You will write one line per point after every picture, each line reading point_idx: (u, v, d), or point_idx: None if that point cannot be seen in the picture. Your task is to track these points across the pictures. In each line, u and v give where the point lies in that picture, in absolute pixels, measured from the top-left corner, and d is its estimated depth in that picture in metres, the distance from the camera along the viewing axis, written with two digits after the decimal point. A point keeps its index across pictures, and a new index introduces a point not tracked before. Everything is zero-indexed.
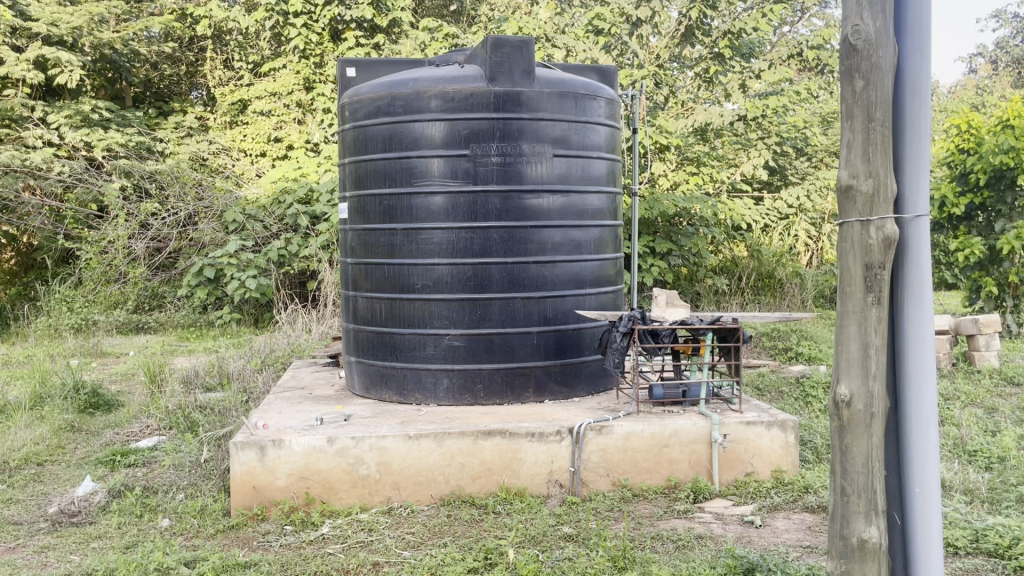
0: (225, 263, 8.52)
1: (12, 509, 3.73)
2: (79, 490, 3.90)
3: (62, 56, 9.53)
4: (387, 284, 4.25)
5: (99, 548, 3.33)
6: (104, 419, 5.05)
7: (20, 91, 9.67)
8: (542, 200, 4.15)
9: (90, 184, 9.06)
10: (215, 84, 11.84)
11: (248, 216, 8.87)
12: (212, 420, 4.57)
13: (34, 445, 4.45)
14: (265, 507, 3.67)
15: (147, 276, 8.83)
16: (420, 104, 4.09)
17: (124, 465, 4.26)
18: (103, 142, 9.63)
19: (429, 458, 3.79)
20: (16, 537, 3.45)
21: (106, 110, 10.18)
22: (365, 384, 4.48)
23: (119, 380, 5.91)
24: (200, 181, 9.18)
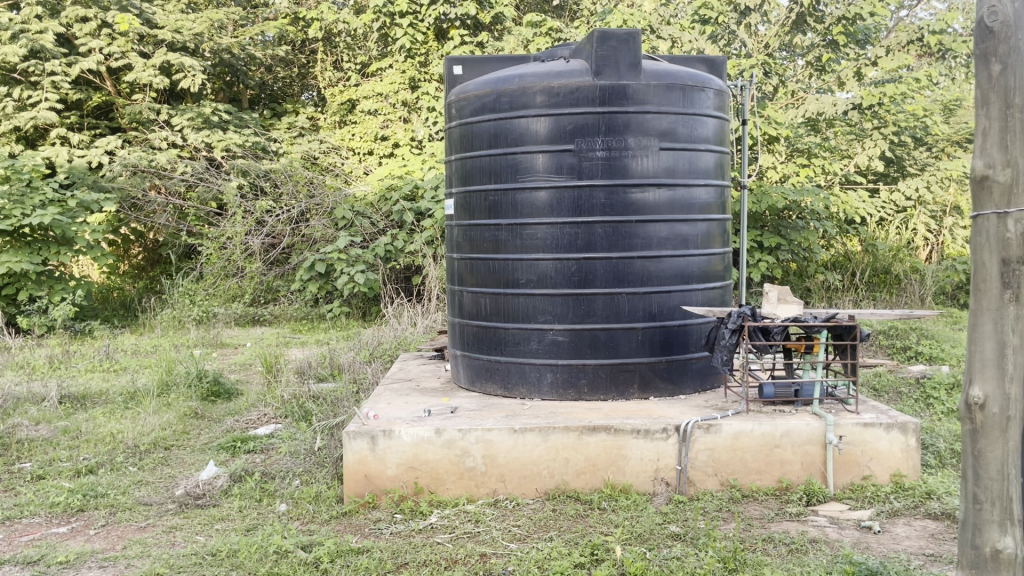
0: (335, 258, 8.81)
1: (143, 490, 3.97)
2: (204, 474, 4.10)
3: (185, 62, 10.03)
4: (492, 279, 4.29)
5: (223, 530, 3.50)
6: (225, 406, 5.27)
7: (148, 95, 10.28)
8: (648, 195, 4.09)
9: (210, 183, 9.52)
10: (326, 84, 12.27)
11: (356, 212, 9.14)
12: (325, 410, 4.72)
13: (161, 430, 4.72)
14: (376, 495, 3.77)
15: (263, 270, 9.18)
16: (525, 99, 4.10)
17: (243, 451, 4.45)
18: (222, 142, 10.07)
19: (534, 452, 3.80)
20: (147, 517, 3.67)
21: (225, 112, 10.68)
22: (470, 377, 4.54)
23: (238, 370, 6.19)
24: (312, 179, 9.50)
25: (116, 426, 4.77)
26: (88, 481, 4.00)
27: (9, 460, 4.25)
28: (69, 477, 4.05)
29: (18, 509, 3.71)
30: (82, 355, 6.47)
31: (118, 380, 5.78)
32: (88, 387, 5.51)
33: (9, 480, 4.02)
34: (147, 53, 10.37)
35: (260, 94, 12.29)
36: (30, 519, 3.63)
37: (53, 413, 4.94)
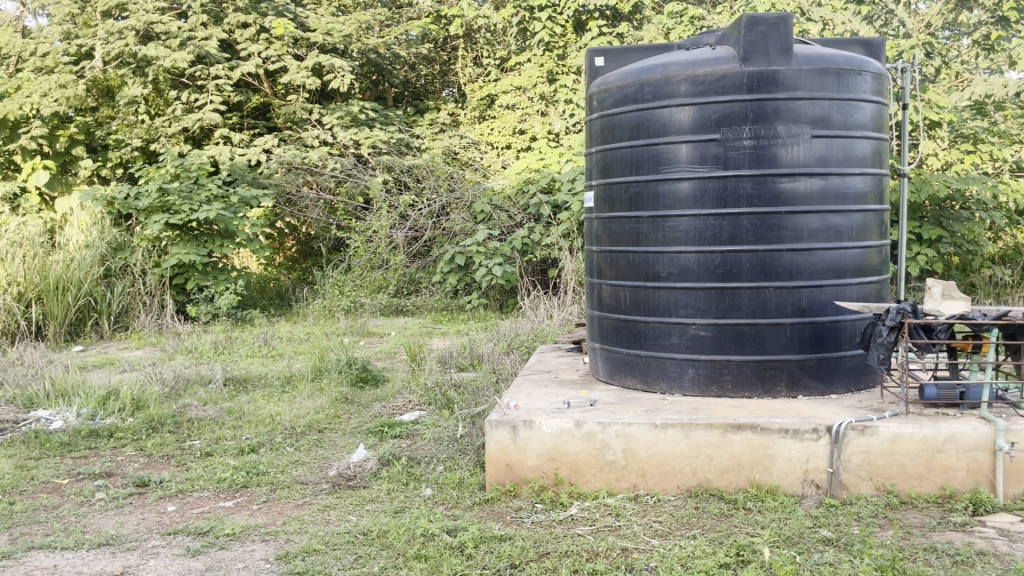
0: (474, 250, 9.00)
1: (300, 470, 4.19)
2: (354, 457, 4.29)
3: (335, 63, 10.48)
4: (632, 272, 4.23)
5: (373, 511, 3.66)
6: (373, 392, 5.47)
7: (301, 96, 10.85)
8: (798, 184, 3.93)
9: (358, 178, 9.93)
10: (466, 80, 12.55)
11: (495, 206, 9.36)
12: (467, 399, 4.83)
13: (316, 414, 4.97)
14: (517, 484, 3.82)
15: (406, 263, 9.42)
16: (669, 89, 4.02)
17: (391, 436, 4.62)
18: (369, 140, 10.43)
19: (676, 448, 3.73)
20: (304, 495, 3.88)
21: (372, 111, 11.11)
22: (609, 370, 4.51)
23: (384, 358, 6.43)
24: (452, 174, 9.76)
25: (274, 408, 5.06)
26: (251, 459, 4.28)
27: (182, 437, 4.60)
28: (234, 455, 4.34)
29: (190, 483, 4.00)
30: (243, 341, 6.90)
31: (276, 365, 6.14)
32: (249, 371, 5.88)
33: (181, 456, 4.35)
34: (300, 56, 10.95)
35: (403, 92, 12.66)
36: (200, 493, 3.90)
37: (219, 395, 5.30)
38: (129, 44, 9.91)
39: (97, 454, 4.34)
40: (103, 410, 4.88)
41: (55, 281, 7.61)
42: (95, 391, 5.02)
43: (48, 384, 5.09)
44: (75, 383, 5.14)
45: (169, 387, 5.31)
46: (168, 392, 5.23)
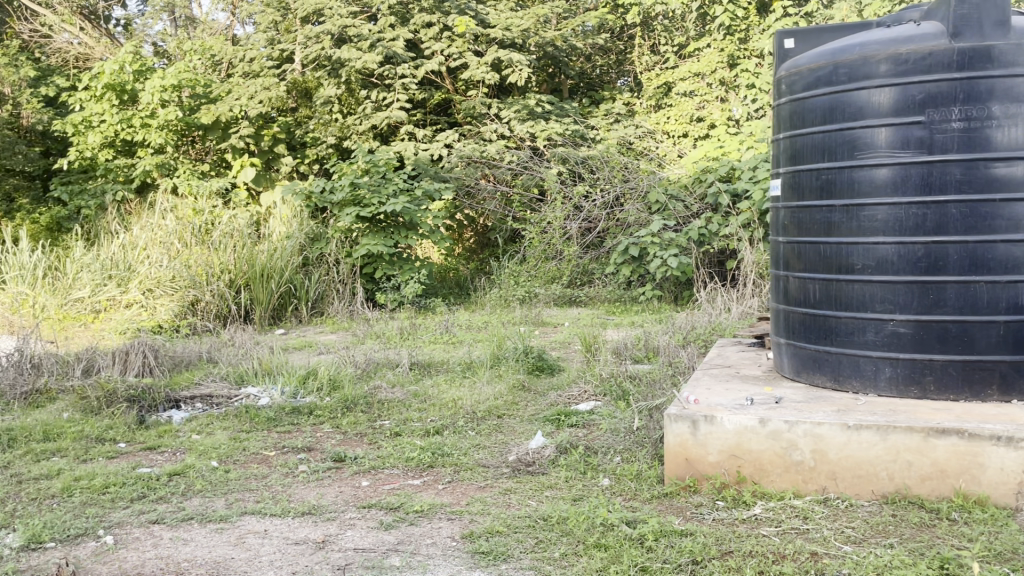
0: (649, 241, 8.89)
1: (481, 453, 4.34)
2: (533, 443, 4.37)
3: (514, 57, 10.71)
4: (823, 264, 4.02)
5: (552, 497, 3.72)
6: (549, 381, 5.55)
7: (481, 90, 11.18)
8: (1017, 169, 3.59)
9: (534, 171, 10.16)
10: (643, 69, 12.46)
11: (670, 196, 9.25)
12: (644, 391, 4.79)
13: (495, 400, 5.12)
14: (697, 479, 3.74)
15: (580, 253, 9.44)
16: (867, 70, 3.78)
17: (567, 425, 4.67)
18: (545, 132, 10.59)
19: (870, 451, 3.51)
20: (486, 478, 4.01)
21: (548, 103, 11.26)
22: (795, 367, 4.32)
23: (559, 347, 6.51)
24: (627, 164, 9.77)
25: (457, 393, 5.26)
26: (436, 441, 4.47)
27: (373, 416, 4.89)
28: (420, 436, 4.56)
29: (381, 460, 4.24)
30: (426, 328, 7.21)
31: (457, 351, 6.38)
32: (432, 357, 6.14)
33: (373, 434, 4.62)
34: (480, 52, 11.29)
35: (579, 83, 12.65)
36: (391, 470, 4.13)
37: (406, 378, 5.58)
38: (325, 47, 10.54)
39: (299, 430, 4.70)
40: (304, 388, 5.27)
41: (260, 269, 8.28)
42: (297, 370, 5.45)
43: (257, 363, 5.57)
44: (279, 363, 5.59)
45: (361, 368, 5.67)
46: (360, 373, 5.59)
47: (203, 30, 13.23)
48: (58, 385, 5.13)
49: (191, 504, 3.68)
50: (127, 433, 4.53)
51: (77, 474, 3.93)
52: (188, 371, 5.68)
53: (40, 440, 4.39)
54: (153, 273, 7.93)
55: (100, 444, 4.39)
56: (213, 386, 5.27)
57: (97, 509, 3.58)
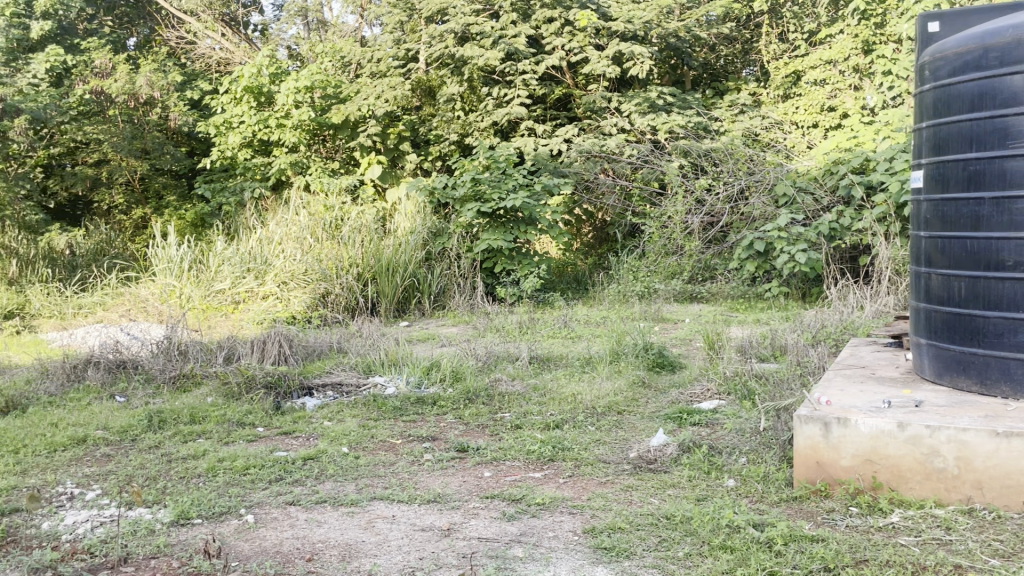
0: (775, 236, 8.59)
1: (602, 449, 4.32)
2: (654, 441, 4.32)
3: (636, 49, 10.58)
4: (969, 260, 3.77)
5: (675, 496, 3.67)
6: (670, 378, 5.46)
7: (602, 84, 11.12)
8: None
9: (655, 164, 10.03)
10: (770, 58, 12.07)
11: (799, 188, 8.92)
12: (771, 391, 4.66)
13: (615, 396, 5.09)
14: (829, 484, 3.59)
15: (702, 249, 9.25)
16: (1022, 53, 3.52)
17: (689, 423, 4.59)
18: (666, 125, 10.43)
19: (1022, 461, 3.27)
20: (607, 474, 3.99)
21: (670, 96, 11.09)
22: (936, 369, 4.07)
23: (680, 344, 6.40)
24: (753, 156, 9.51)
25: (576, 387, 5.27)
26: (556, 435, 4.49)
27: (494, 408, 4.96)
28: (541, 430, 4.59)
29: (503, 452, 4.30)
30: (545, 322, 7.25)
31: (576, 346, 6.38)
32: (551, 351, 6.17)
33: (494, 426, 4.68)
34: (601, 45, 11.23)
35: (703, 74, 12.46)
36: (512, 462, 4.18)
37: (525, 371, 5.64)
38: (449, 46, 10.82)
39: (424, 419, 4.84)
40: (427, 379, 5.42)
41: (386, 263, 8.55)
42: (421, 362, 5.60)
43: (383, 354, 5.75)
44: (404, 354, 5.76)
45: (482, 361, 5.76)
46: (481, 366, 5.69)
47: (334, 33, 13.77)
48: (203, 370, 5.45)
49: (325, 488, 3.85)
50: (265, 418, 4.79)
51: (221, 455, 4.18)
52: (320, 360, 5.93)
53: (188, 422, 4.70)
54: (287, 266, 8.33)
55: (241, 428, 4.66)
56: (343, 374, 5.49)
57: (239, 489, 3.80)
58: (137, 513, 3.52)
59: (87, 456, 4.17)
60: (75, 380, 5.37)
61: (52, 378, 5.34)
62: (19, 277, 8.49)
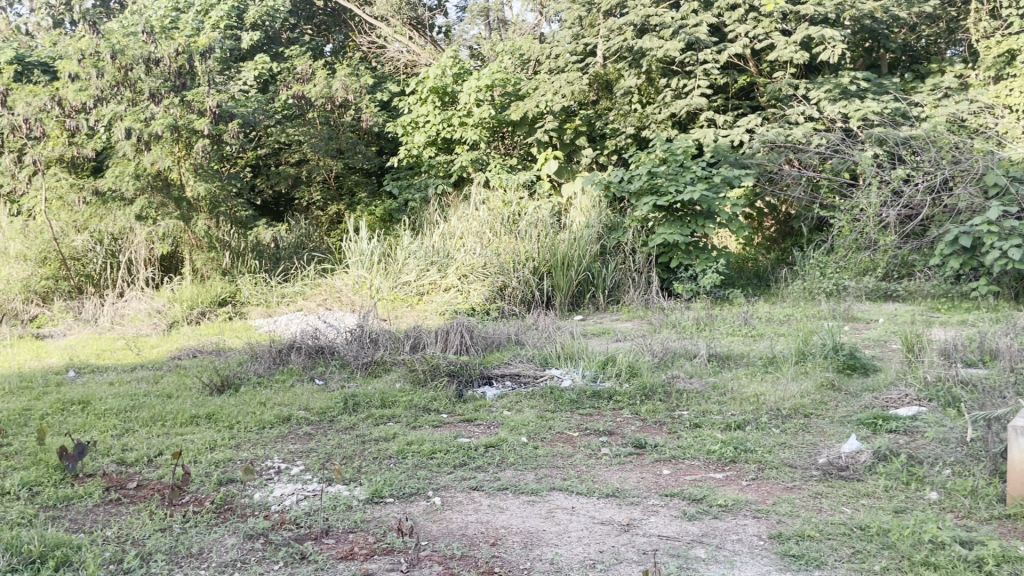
0: (984, 230, 7.87)
1: (788, 452, 4.14)
2: (846, 447, 4.09)
3: (827, 33, 9.99)
4: None
5: (869, 506, 3.46)
6: (862, 381, 5.15)
7: (789, 71, 10.63)
8: None
9: (846, 154, 9.45)
10: (980, 36, 11.04)
11: (1012, 178, 8.11)
12: (980, 399, 4.28)
13: (801, 398, 4.86)
14: None
15: (897, 244, 8.67)
16: None
17: (885, 430, 4.30)
18: (859, 112, 9.79)
19: None
20: (793, 478, 3.83)
21: (864, 81, 10.42)
22: None
23: (873, 345, 6.02)
24: (958, 143, 8.69)
25: (759, 387, 5.08)
26: (738, 435, 4.36)
27: (672, 406, 4.89)
28: (722, 430, 4.47)
29: (682, 450, 4.22)
30: (724, 319, 7.04)
31: (758, 345, 6.16)
32: (732, 349, 5.99)
33: (672, 424, 4.61)
34: (788, 31, 10.72)
35: (901, 56, 11.62)
36: (692, 461, 4.10)
37: (704, 369, 5.50)
38: (627, 38, 10.73)
39: (600, 413, 4.85)
40: (603, 373, 5.42)
41: (561, 257, 8.65)
42: (597, 356, 5.62)
43: (559, 347, 5.82)
44: (580, 348, 5.79)
45: (658, 357, 5.69)
46: (658, 362, 5.62)
47: (513, 31, 14.06)
48: (391, 358, 5.76)
49: (506, 475, 3.95)
50: (448, 405, 4.98)
51: (409, 438, 4.39)
52: (499, 351, 6.10)
53: (379, 406, 4.98)
54: (468, 260, 8.61)
55: (427, 413, 4.88)
56: (520, 365, 5.61)
57: (426, 472, 3.97)
58: (336, 489, 3.77)
59: (291, 434, 4.52)
60: (280, 362, 5.82)
61: (260, 360, 5.82)
62: (231, 268, 9.35)
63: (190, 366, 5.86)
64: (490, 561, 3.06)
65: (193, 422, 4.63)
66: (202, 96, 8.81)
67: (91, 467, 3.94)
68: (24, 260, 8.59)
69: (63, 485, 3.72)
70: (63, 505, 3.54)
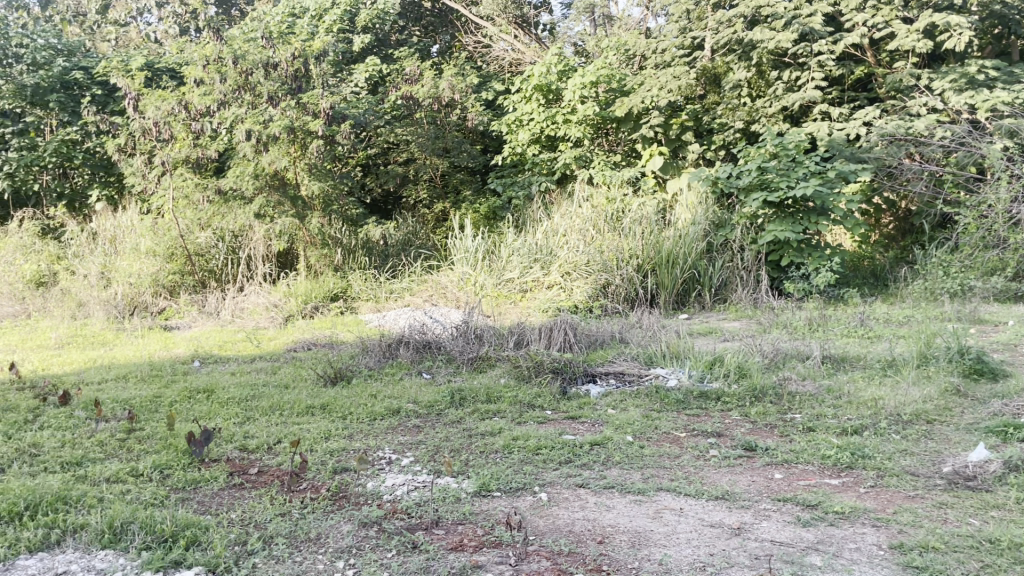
0: None
1: (909, 460, 3.96)
2: (974, 456, 3.87)
3: (954, 20, 9.45)
4: None
5: (1001, 520, 3.27)
6: (991, 388, 4.86)
7: (910, 61, 10.13)
8: None
9: (973, 147, 8.82)
10: None
11: None
12: None
13: (923, 404, 4.63)
14: None
15: None
16: None
17: (1017, 439, 4.05)
18: (988, 102, 9.23)
19: None
20: (916, 487, 3.65)
21: (994, 69, 9.81)
22: None
23: (1003, 350, 5.67)
24: None
25: (877, 392, 4.87)
26: (855, 441, 4.19)
27: (783, 409, 4.75)
28: (837, 434, 4.31)
29: (795, 455, 4.10)
30: (838, 320, 6.78)
31: (875, 347, 5.91)
32: (847, 351, 5.77)
33: (784, 427, 4.48)
34: (911, 18, 10.21)
35: None
36: (805, 466, 3.97)
37: (818, 371, 5.33)
38: (737, 31, 10.47)
39: (708, 414, 4.76)
40: (710, 373, 5.32)
41: (666, 254, 8.53)
42: (704, 356, 5.52)
43: (665, 346, 5.74)
44: (686, 347, 5.70)
45: (768, 358, 5.54)
46: (768, 364, 5.47)
47: (619, 27, 13.95)
48: (496, 354, 5.82)
49: (612, 474, 3.93)
50: (553, 402, 5.00)
51: (515, 434, 4.43)
52: (603, 349, 6.08)
53: (484, 401, 5.05)
54: (571, 257, 8.61)
55: (532, 409, 4.91)
56: (625, 364, 5.56)
57: (533, 467, 4.00)
58: (445, 481, 3.84)
59: (400, 426, 4.63)
60: (390, 356, 5.97)
61: (371, 354, 5.99)
62: (342, 264, 9.68)
63: (305, 358, 6.09)
64: (598, 559, 3.06)
65: (309, 412, 4.82)
66: (317, 98, 9.12)
67: (216, 452, 4.15)
68: (153, 256, 9.14)
69: (191, 468, 3.94)
70: (192, 488, 3.75)
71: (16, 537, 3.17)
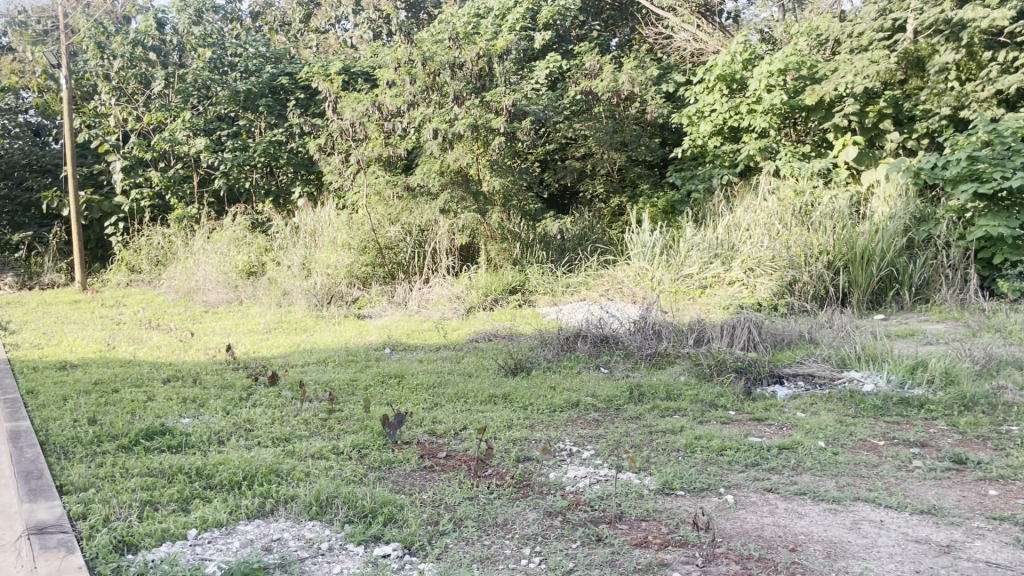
0: None
1: None
2: None
3: None
4: None
5: None
6: None
7: None
8: None
9: None
10: None
11: None
12: None
13: None
14: None
15: None
16: None
17: None
18: None
19: None
20: None
21: None
22: None
23: None
24: None
25: None
26: None
27: (998, 420, 4.35)
28: None
29: (1013, 471, 3.75)
30: None
31: None
32: None
33: (1000, 440, 4.11)
34: None
35: None
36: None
37: None
38: (946, 9, 9.99)
39: (911, 422, 4.44)
40: (912, 379, 4.98)
41: (861, 251, 8.04)
42: (905, 359, 5.18)
43: (860, 348, 5.43)
44: (884, 350, 5.36)
45: (980, 365, 5.11)
46: (980, 370, 5.04)
47: (810, 11, 13.29)
48: (676, 350, 5.73)
49: (804, 480, 3.76)
50: (737, 402, 4.86)
51: (698, 433, 4.34)
52: (791, 348, 5.83)
53: (665, 398, 4.98)
54: (754, 253, 8.32)
55: (714, 409, 4.80)
56: (816, 365, 5.32)
57: (717, 468, 3.90)
58: (627, 476, 3.83)
59: (581, 419, 4.67)
60: (568, 349, 6.04)
61: (549, 346, 6.08)
62: (520, 258, 9.87)
63: (487, 349, 6.28)
64: (791, 567, 2.94)
65: (491, 400, 4.97)
66: (500, 96, 9.35)
67: (408, 435, 4.38)
68: (348, 248, 9.74)
69: (386, 449, 4.18)
70: (387, 468, 3.96)
71: (236, 504, 3.48)
